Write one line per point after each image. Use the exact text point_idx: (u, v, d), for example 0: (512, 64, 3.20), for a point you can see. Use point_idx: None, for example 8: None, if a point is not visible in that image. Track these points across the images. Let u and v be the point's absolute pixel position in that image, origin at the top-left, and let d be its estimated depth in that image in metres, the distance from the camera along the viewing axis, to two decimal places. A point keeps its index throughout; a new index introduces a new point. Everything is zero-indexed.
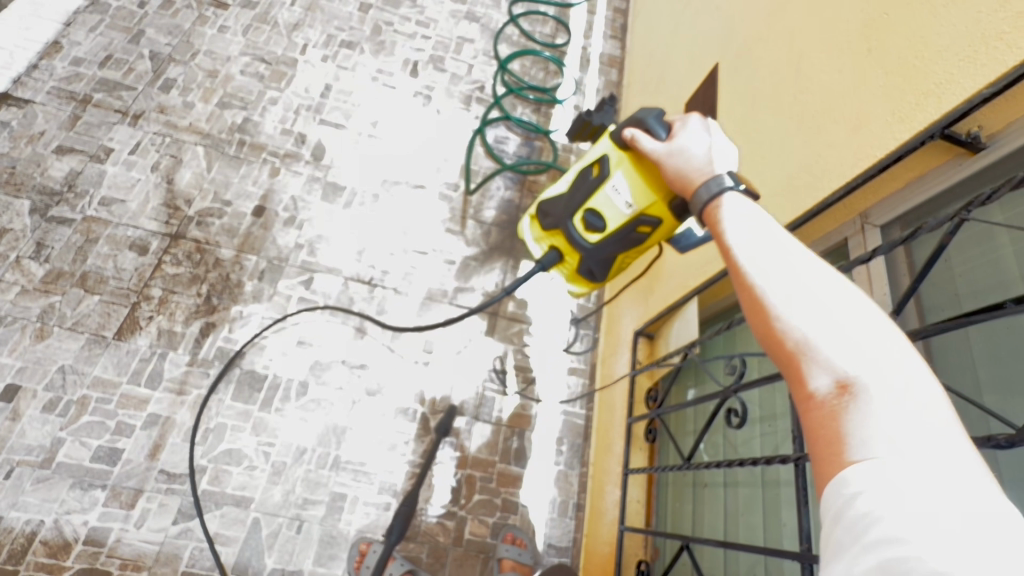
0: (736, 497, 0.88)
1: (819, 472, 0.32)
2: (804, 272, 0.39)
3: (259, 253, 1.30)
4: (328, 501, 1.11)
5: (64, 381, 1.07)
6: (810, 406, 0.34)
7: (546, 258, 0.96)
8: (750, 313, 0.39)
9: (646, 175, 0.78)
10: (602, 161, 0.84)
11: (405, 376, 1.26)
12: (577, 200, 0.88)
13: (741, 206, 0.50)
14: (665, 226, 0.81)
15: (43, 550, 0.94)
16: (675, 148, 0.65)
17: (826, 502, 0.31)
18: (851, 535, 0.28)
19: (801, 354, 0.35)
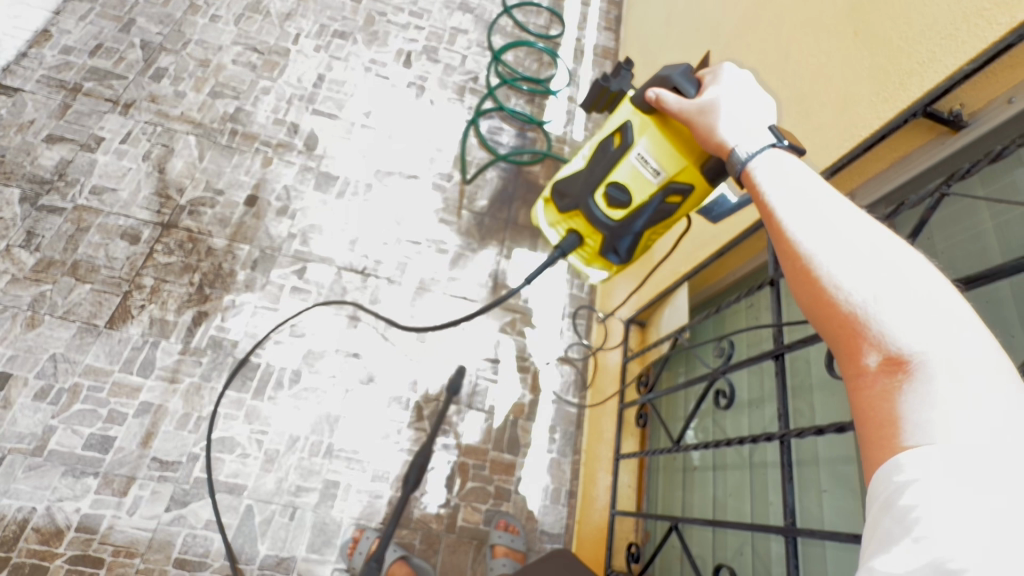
0: (726, 481, 0.89)
1: (869, 455, 0.31)
2: (860, 237, 0.36)
3: (251, 243, 1.31)
4: (321, 488, 1.11)
5: (56, 369, 1.10)
6: (864, 386, 0.32)
7: (564, 242, 0.91)
8: (797, 283, 0.37)
9: (675, 139, 0.72)
10: (622, 129, 0.78)
11: (399, 365, 1.26)
12: (597, 175, 0.83)
13: (783, 162, 0.46)
14: (698, 192, 0.75)
15: (35, 538, 0.97)
16: (705, 104, 0.59)
17: (871, 489, 0.29)
18: (899, 526, 0.26)
19: (856, 329, 0.33)
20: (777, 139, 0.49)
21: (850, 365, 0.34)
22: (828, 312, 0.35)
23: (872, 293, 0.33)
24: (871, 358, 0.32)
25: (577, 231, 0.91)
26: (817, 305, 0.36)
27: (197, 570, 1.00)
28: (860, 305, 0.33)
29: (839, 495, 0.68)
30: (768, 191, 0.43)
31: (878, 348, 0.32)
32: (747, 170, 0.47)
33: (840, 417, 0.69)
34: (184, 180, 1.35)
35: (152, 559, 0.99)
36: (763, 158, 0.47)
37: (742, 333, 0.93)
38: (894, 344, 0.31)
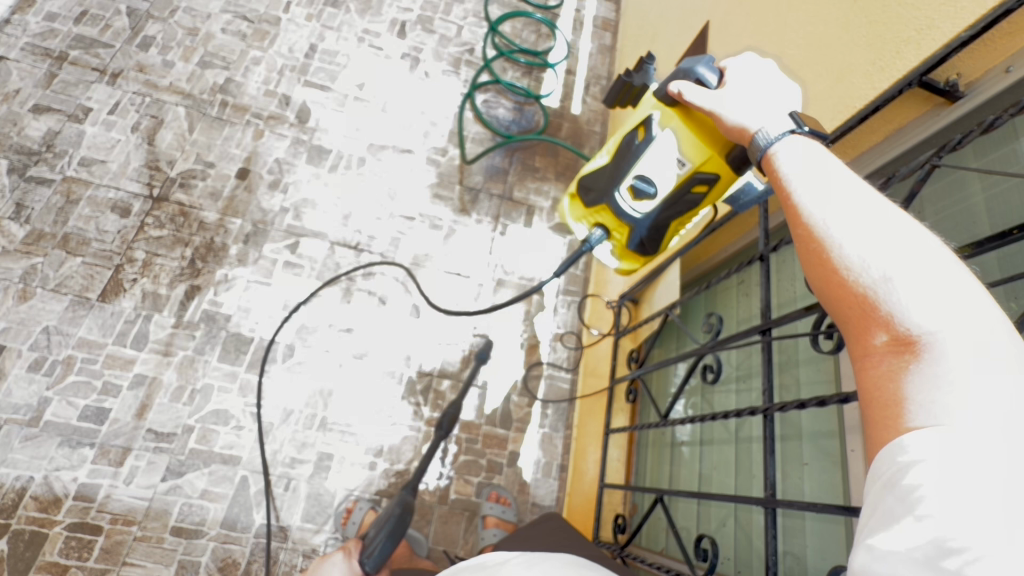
0: (711, 456, 0.91)
1: (873, 435, 0.31)
2: (877, 217, 0.35)
3: (243, 217, 1.30)
4: (315, 460, 1.13)
5: (50, 341, 1.10)
6: (871, 368, 0.32)
7: (592, 235, 0.90)
8: (810, 265, 0.37)
9: (699, 130, 0.71)
10: (646, 122, 0.77)
11: (392, 340, 1.26)
12: (623, 169, 0.82)
13: (805, 145, 0.44)
14: (724, 182, 0.73)
15: (33, 506, 0.98)
16: (727, 93, 0.56)
17: (874, 468, 0.30)
18: (901, 505, 0.27)
19: (865, 310, 0.33)
20: (798, 126, 0.48)
21: (858, 346, 0.33)
22: (838, 293, 0.34)
23: (884, 273, 0.32)
24: (878, 339, 0.32)
25: (603, 225, 0.89)
26: (827, 288, 0.35)
27: (193, 538, 1.02)
28: (872, 287, 0.32)
29: (820, 467, 0.69)
30: (787, 174, 0.42)
31: (887, 328, 0.31)
32: (768, 155, 0.46)
33: (823, 393, 0.70)
34: (175, 153, 1.33)
35: (150, 527, 1.01)
36: (785, 141, 0.45)
37: (732, 310, 0.94)
38: (903, 325, 0.31)
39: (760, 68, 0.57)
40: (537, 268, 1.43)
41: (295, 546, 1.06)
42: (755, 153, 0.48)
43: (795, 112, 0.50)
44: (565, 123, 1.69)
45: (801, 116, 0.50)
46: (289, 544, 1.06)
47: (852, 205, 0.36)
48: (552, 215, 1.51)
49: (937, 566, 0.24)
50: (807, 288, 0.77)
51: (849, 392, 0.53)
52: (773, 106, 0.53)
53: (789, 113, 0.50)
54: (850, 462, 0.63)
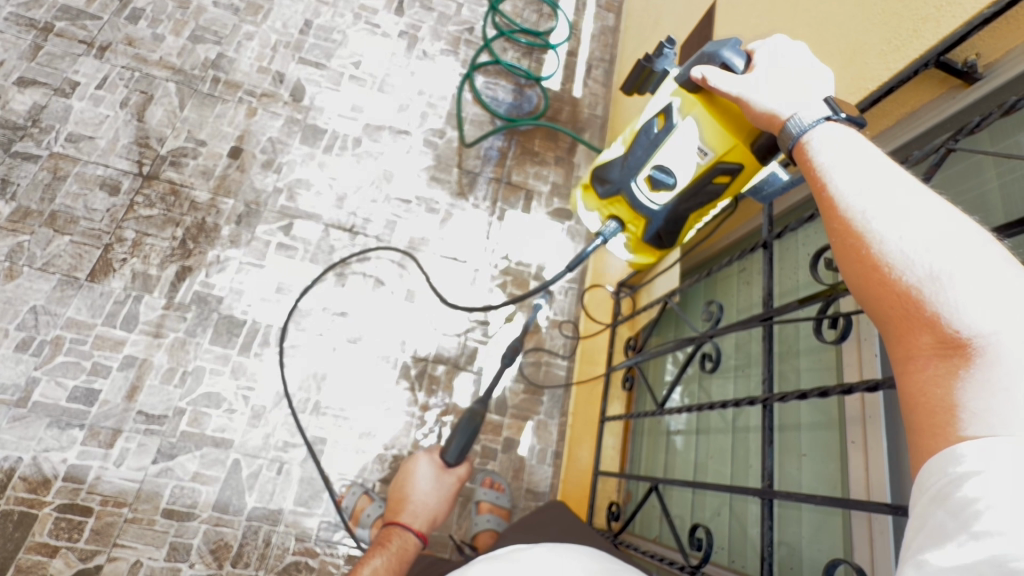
0: (707, 445, 0.90)
1: (920, 439, 0.32)
2: (921, 214, 0.36)
3: (236, 197, 1.28)
4: (308, 444, 1.11)
5: (37, 321, 1.08)
6: (916, 370, 0.33)
7: (606, 228, 0.90)
8: (849, 263, 0.38)
9: (723, 118, 0.67)
10: (667, 111, 0.76)
11: (387, 325, 1.25)
12: (640, 159, 0.81)
13: (841, 135, 0.44)
14: (747, 171, 0.72)
15: (23, 487, 0.97)
16: (757, 80, 0.54)
17: (925, 476, 0.31)
18: (955, 522, 0.28)
19: (909, 310, 0.34)
20: (834, 112, 0.46)
21: (901, 347, 0.35)
22: (881, 293, 0.35)
23: (929, 273, 0.33)
24: (923, 339, 0.33)
25: (618, 217, 0.89)
26: (868, 286, 0.36)
27: (185, 520, 1.01)
28: (916, 285, 0.34)
29: (817, 458, 0.68)
30: (824, 168, 0.42)
31: (932, 329, 0.32)
32: (801, 143, 0.46)
33: (824, 383, 0.69)
34: (165, 130, 1.30)
35: (141, 509, 1.00)
36: (819, 128, 0.45)
37: (733, 298, 0.92)
38: (949, 327, 0.32)
39: (790, 53, 0.56)
40: (535, 255, 1.42)
41: (287, 530, 1.05)
42: (785, 141, 0.48)
43: (830, 98, 0.48)
44: (565, 106, 1.65)
45: (836, 101, 0.48)
46: (281, 527, 1.05)
47: (895, 201, 0.37)
48: (551, 200, 1.49)
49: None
50: (810, 276, 0.76)
51: (853, 384, 0.51)
52: (804, 91, 0.51)
53: (822, 98, 0.49)
54: (850, 453, 0.63)
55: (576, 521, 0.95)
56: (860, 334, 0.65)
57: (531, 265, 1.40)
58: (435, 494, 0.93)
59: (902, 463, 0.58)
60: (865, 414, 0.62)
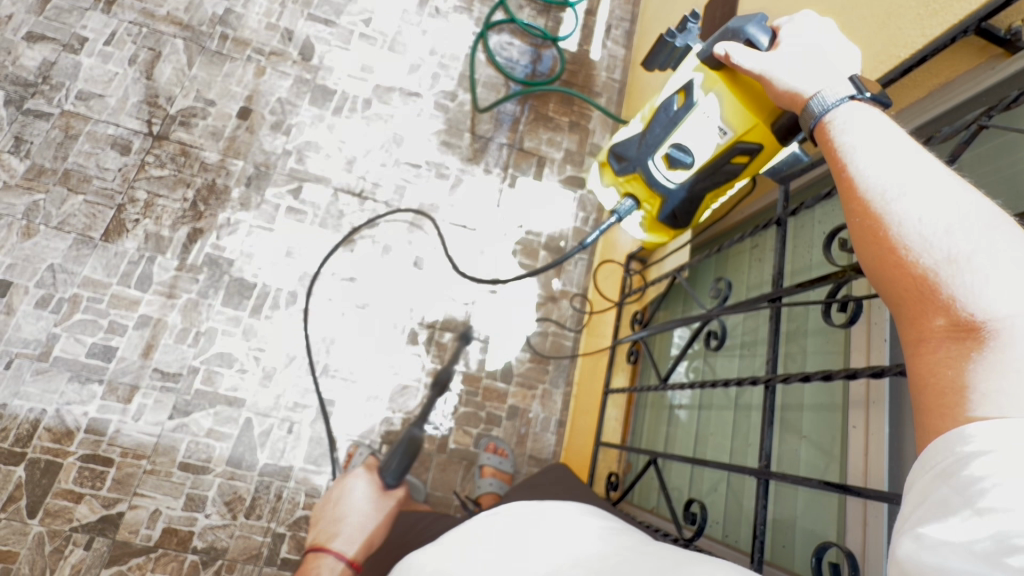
0: (708, 421, 0.90)
1: (927, 422, 0.31)
2: (945, 195, 0.34)
3: (245, 158, 1.27)
4: (317, 406, 1.14)
5: (55, 279, 1.10)
6: (926, 352, 0.32)
7: (621, 206, 0.87)
8: (864, 246, 0.37)
9: (745, 95, 0.66)
10: (688, 87, 0.74)
11: (395, 292, 1.25)
12: (658, 136, 0.78)
13: (866, 114, 0.43)
14: (767, 152, 0.70)
15: (48, 437, 1.02)
16: (783, 57, 0.54)
17: (931, 455, 0.30)
18: (960, 497, 0.26)
19: (924, 292, 0.33)
20: (860, 91, 0.45)
21: (913, 329, 0.34)
22: (895, 274, 0.35)
23: (948, 256, 0.32)
24: (937, 322, 0.32)
25: (634, 196, 0.86)
26: (882, 268, 0.35)
27: (200, 473, 1.06)
28: (933, 269, 0.33)
29: (818, 440, 0.68)
30: (845, 147, 0.41)
31: (946, 312, 0.32)
32: (822, 121, 0.45)
33: (830, 366, 0.68)
34: (174, 89, 1.28)
35: (159, 462, 1.05)
36: (842, 106, 0.44)
37: (743, 275, 0.90)
38: (964, 310, 0.31)
39: (818, 29, 0.55)
40: (547, 226, 1.40)
41: (297, 486, 1.09)
42: (808, 120, 0.47)
43: (855, 75, 0.48)
44: (582, 68, 1.59)
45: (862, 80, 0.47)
46: (292, 483, 1.09)
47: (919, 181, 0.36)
48: (564, 167, 1.46)
49: (998, 561, 0.24)
50: (823, 256, 0.73)
51: (859, 368, 0.50)
52: (831, 67, 0.50)
53: (849, 76, 0.48)
54: (851, 439, 0.63)
55: (578, 484, 0.96)
56: (871, 318, 0.64)
57: (541, 234, 1.39)
58: (367, 523, 0.75)
59: (905, 449, 0.58)
60: (869, 399, 0.61)
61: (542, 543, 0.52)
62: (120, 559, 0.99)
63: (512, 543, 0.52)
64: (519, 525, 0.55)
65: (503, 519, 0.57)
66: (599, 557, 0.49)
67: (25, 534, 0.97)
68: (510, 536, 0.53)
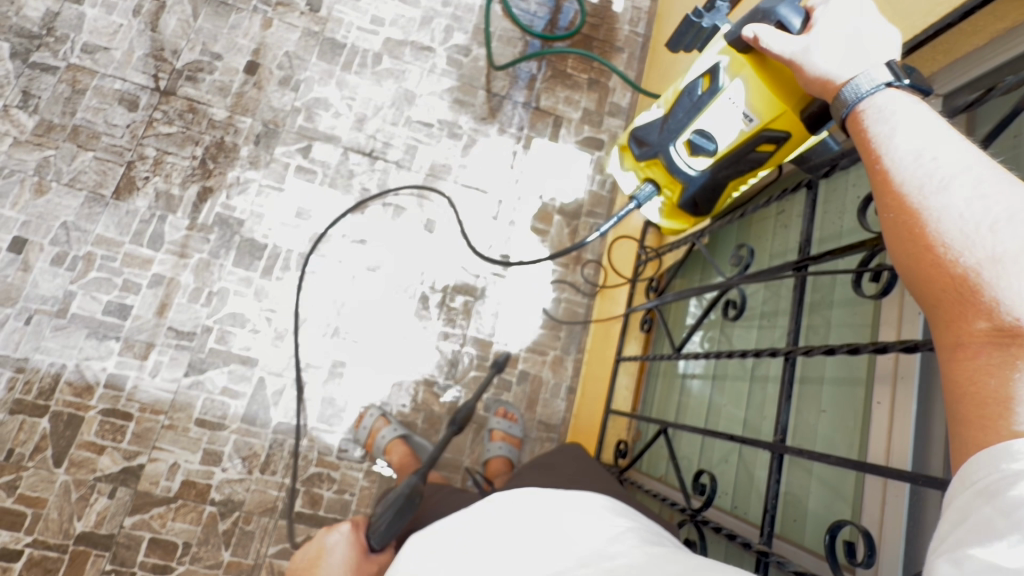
0: (721, 392, 0.88)
1: (964, 427, 0.32)
2: (989, 192, 0.35)
3: (253, 115, 1.24)
4: (329, 366, 1.15)
5: (69, 237, 1.10)
6: (963, 355, 0.33)
7: (640, 191, 0.86)
8: (900, 244, 0.38)
9: (772, 81, 0.63)
10: (714, 71, 0.71)
11: (406, 257, 1.23)
12: (681, 122, 0.76)
13: (902, 105, 0.43)
14: (795, 141, 0.67)
15: (69, 391, 1.04)
16: (821, 41, 0.52)
17: (971, 471, 0.30)
18: (1006, 520, 0.27)
19: (964, 294, 0.34)
20: (897, 76, 0.45)
21: (950, 331, 0.34)
22: (933, 274, 0.35)
23: (989, 256, 0.33)
24: (978, 325, 0.33)
25: (655, 181, 0.85)
26: (920, 268, 0.36)
27: (216, 429, 1.08)
28: (973, 269, 0.33)
29: (837, 415, 0.65)
30: (882, 142, 0.42)
31: (988, 315, 0.32)
32: (857, 112, 0.45)
33: (857, 339, 0.65)
34: (179, 42, 1.24)
35: (177, 417, 1.07)
36: (879, 97, 0.44)
37: (766, 243, 0.86)
38: (1006, 313, 0.31)
39: (855, 9, 0.52)
40: (562, 191, 1.36)
41: (310, 444, 1.12)
42: (840, 109, 0.47)
43: (892, 62, 0.46)
44: (603, 21, 1.50)
45: (897, 64, 0.46)
46: (305, 441, 1.11)
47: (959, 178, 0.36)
48: (581, 128, 1.40)
49: None
50: (856, 222, 0.69)
51: (888, 342, 0.48)
52: (865, 53, 0.49)
53: (884, 60, 0.47)
54: (873, 415, 0.60)
55: (595, 466, 0.95)
56: (906, 288, 0.60)
57: (556, 200, 1.35)
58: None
59: (932, 429, 0.55)
60: (897, 374, 0.59)
61: (548, 541, 0.54)
62: (142, 508, 1.03)
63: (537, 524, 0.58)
64: (532, 516, 0.58)
65: (536, 496, 0.63)
66: (601, 555, 0.51)
67: (53, 482, 1.01)
68: (520, 527, 0.57)
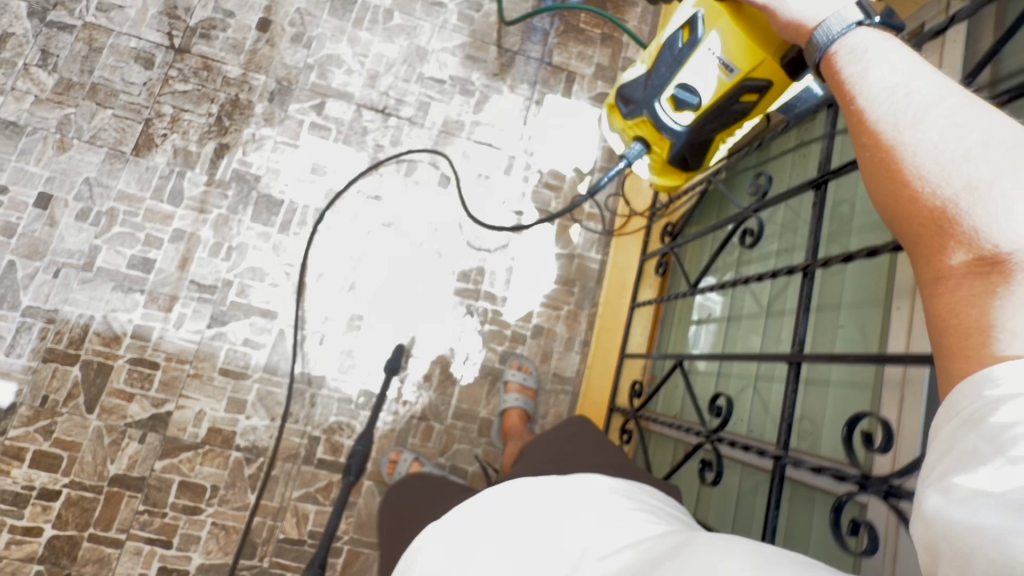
0: (737, 329, 0.89)
1: (947, 361, 0.32)
2: (965, 127, 0.35)
3: (267, 73, 1.24)
4: (347, 320, 1.17)
5: (92, 193, 1.13)
6: (943, 290, 0.34)
7: (630, 150, 0.91)
8: (878, 184, 0.38)
9: (748, 28, 0.70)
10: (693, 23, 0.76)
11: (420, 211, 1.24)
12: (665, 78, 0.81)
13: (877, 51, 0.43)
14: (776, 88, 0.74)
15: (98, 341, 1.08)
16: None
17: (953, 401, 0.30)
18: (990, 446, 0.27)
19: (943, 226, 0.34)
20: (868, 15, 0.47)
21: (931, 267, 0.35)
22: (911, 210, 0.36)
23: (966, 185, 0.33)
24: (958, 257, 0.33)
25: (642, 139, 0.89)
26: (899, 205, 0.37)
27: (240, 379, 1.11)
28: (951, 201, 0.34)
29: (854, 331, 0.65)
30: (857, 89, 0.42)
31: (967, 246, 0.33)
32: (835, 61, 0.46)
33: (875, 245, 0.65)
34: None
35: (201, 367, 1.10)
36: (857, 46, 0.45)
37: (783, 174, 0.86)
38: (985, 242, 0.32)
39: None
40: (574, 150, 1.35)
41: (330, 394, 1.14)
42: (817, 60, 0.48)
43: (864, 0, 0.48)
44: None
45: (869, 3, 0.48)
46: (325, 390, 1.14)
47: (933, 114, 0.37)
48: (594, 84, 1.39)
49: None
50: None
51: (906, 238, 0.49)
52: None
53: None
54: (893, 322, 0.60)
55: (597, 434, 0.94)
56: None
57: (569, 156, 1.34)
58: None
59: None
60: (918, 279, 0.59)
61: (550, 534, 0.54)
62: (171, 453, 1.07)
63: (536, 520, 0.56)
64: (532, 512, 0.57)
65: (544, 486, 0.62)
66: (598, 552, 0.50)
67: (86, 427, 1.05)
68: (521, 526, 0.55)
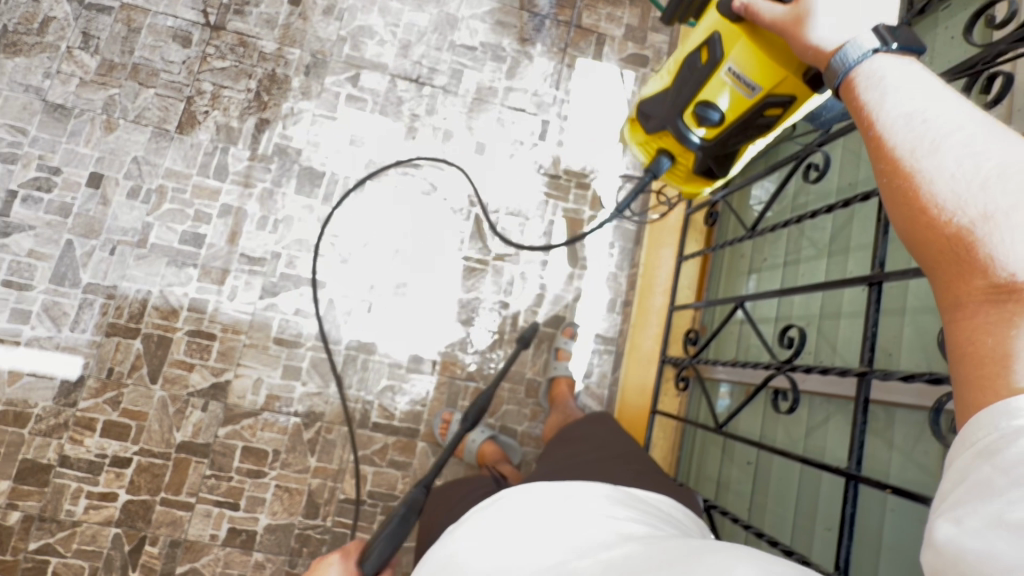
0: (798, 270, 0.90)
1: (964, 388, 0.32)
2: (982, 153, 0.35)
3: (301, 47, 1.25)
4: (392, 288, 1.19)
5: (141, 171, 1.15)
6: (960, 317, 0.34)
7: (654, 166, 0.89)
8: (896, 208, 0.38)
9: (768, 50, 0.69)
10: (710, 43, 0.75)
11: (459, 178, 1.25)
12: (686, 96, 0.79)
13: (894, 72, 0.43)
14: (800, 101, 0.73)
15: (157, 315, 1.11)
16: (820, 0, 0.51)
17: (971, 429, 0.30)
18: (1004, 477, 0.27)
19: (959, 253, 0.34)
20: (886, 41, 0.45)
21: (948, 294, 0.35)
22: (928, 235, 0.36)
23: (982, 213, 0.33)
24: (976, 283, 0.33)
25: (665, 153, 0.88)
26: (915, 229, 0.36)
27: (294, 347, 1.14)
28: (967, 227, 0.34)
29: None
30: (873, 109, 0.42)
31: (985, 273, 0.32)
32: (850, 81, 0.45)
33: None
34: None
35: (255, 336, 1.13)
36: (872, 67, 0.44)
37: None
38: (1001, 270, 0.32)
39: None
40: (608, 113, 1.34)
41: (382, 359, 1.17)
42: (831, 80, 0.47)
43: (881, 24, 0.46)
44: None
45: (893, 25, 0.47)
46: (376, 356, 1.17)
47: (951, 140, 0.36)
48: (624, 45, 1.37)
49: None
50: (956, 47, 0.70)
51: None
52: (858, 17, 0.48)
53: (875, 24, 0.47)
54: None
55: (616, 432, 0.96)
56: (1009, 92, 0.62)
57: (602, 119, 1.34)
58: None
59: None
60: None
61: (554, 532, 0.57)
62: (233, 419, 1.10)
63: (539, 517, 0.59)
64: (534, 515, 0.59)
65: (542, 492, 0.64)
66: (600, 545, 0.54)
67: (151, 397, 1.09)
68: (527, 522, 0.58)
